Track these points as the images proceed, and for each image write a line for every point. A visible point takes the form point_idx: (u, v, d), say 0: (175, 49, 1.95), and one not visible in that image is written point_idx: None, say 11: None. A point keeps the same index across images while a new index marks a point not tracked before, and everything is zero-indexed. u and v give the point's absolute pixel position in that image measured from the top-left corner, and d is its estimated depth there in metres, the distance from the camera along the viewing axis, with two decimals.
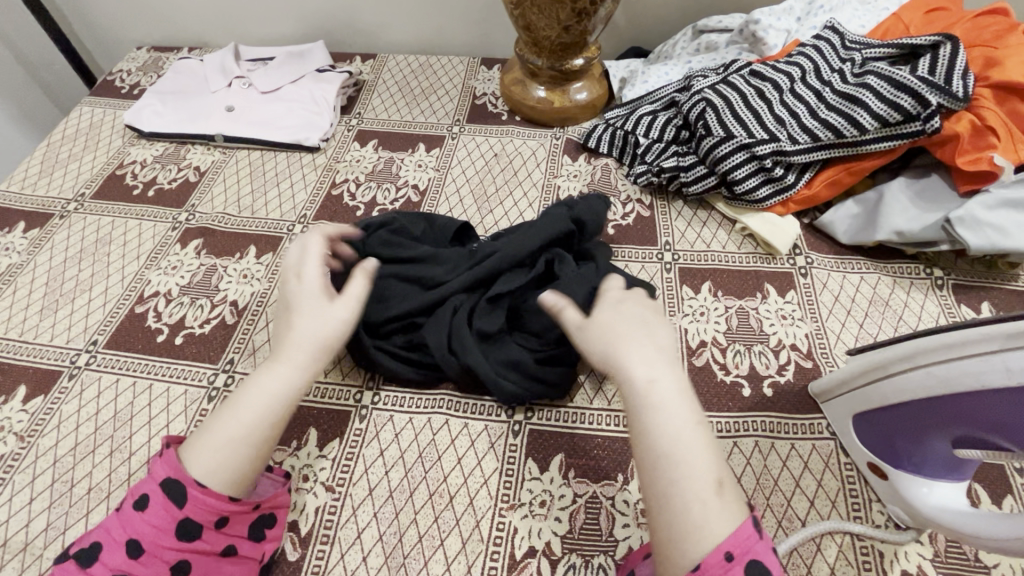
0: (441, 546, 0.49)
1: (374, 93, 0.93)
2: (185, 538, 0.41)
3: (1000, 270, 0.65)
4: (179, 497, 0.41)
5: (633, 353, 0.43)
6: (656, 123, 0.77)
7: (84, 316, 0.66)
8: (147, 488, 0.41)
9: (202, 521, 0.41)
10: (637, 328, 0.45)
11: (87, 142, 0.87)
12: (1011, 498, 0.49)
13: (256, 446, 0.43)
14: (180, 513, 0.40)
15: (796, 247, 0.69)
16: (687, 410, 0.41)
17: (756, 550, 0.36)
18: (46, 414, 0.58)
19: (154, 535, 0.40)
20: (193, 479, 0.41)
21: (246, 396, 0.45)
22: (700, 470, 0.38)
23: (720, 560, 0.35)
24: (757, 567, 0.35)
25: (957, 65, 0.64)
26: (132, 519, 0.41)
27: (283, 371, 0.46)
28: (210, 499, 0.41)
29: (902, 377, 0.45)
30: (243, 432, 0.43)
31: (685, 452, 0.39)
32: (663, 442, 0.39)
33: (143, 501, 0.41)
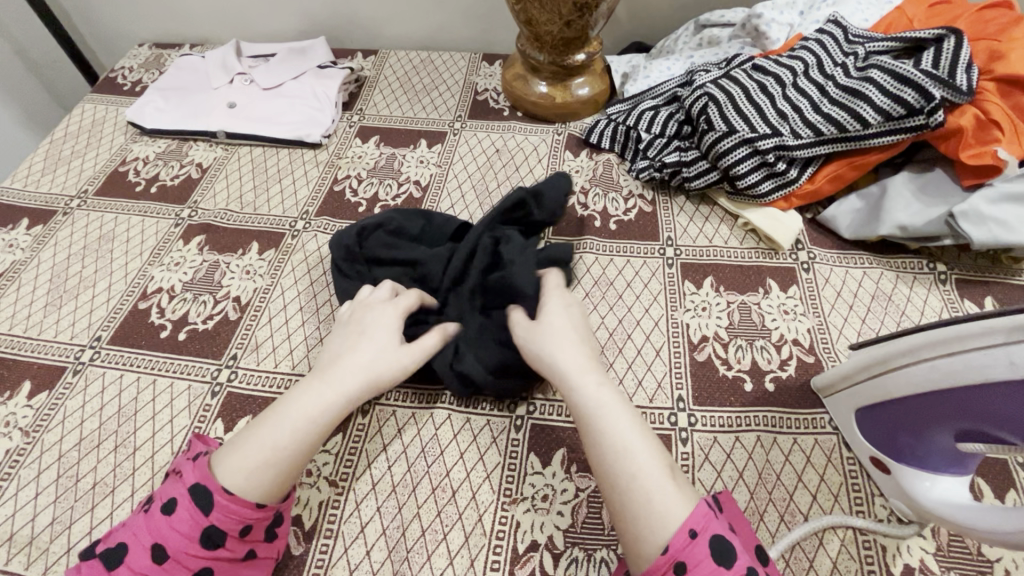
0: (444, 540, 0.49)
1: (375, 90, 0.93)
2: (210, 545, 0.41)
3: (1003, 264, 0.65)
4: (205, 504, 0.42)
5: (568, 369, 0.48)
6: (657, 118, 0.76)
7: (88, 312, 0.66)
8: (176, 492, 0.43)
9: (227, 529, 0.42)
10: (563, 342, 0.50)
11: (90, 138, 0.87)
12: (1014, 492, 0.49)
13: (282, 467, 0.44)
14: (206, 520, 0.41)
15: (799, 242, 0.69)
16: (630, 413, 0.46)
17: (716, 525, 0.39)
18: (51, 410, 0.58)
19: (179, 542, 0.41)
20: (221, 487, 0.42)
21: (282, 412, 0.46)
22: (653, 463, 0.43)
23: (685, 539, 0.38)
24: (721, 542, 0.38)
25: (960, 59, 0.64)
26: (158, 523, 0.42)
27: (326, 395, 0.47)
28: (237, 507, 0.42)
29: (904, 371, 0.45)
30: (272, 449, 0.44)
31: (637, 449, 0.43)
32: (618, 444, 0.43)
33: (170, 505, 0.42)
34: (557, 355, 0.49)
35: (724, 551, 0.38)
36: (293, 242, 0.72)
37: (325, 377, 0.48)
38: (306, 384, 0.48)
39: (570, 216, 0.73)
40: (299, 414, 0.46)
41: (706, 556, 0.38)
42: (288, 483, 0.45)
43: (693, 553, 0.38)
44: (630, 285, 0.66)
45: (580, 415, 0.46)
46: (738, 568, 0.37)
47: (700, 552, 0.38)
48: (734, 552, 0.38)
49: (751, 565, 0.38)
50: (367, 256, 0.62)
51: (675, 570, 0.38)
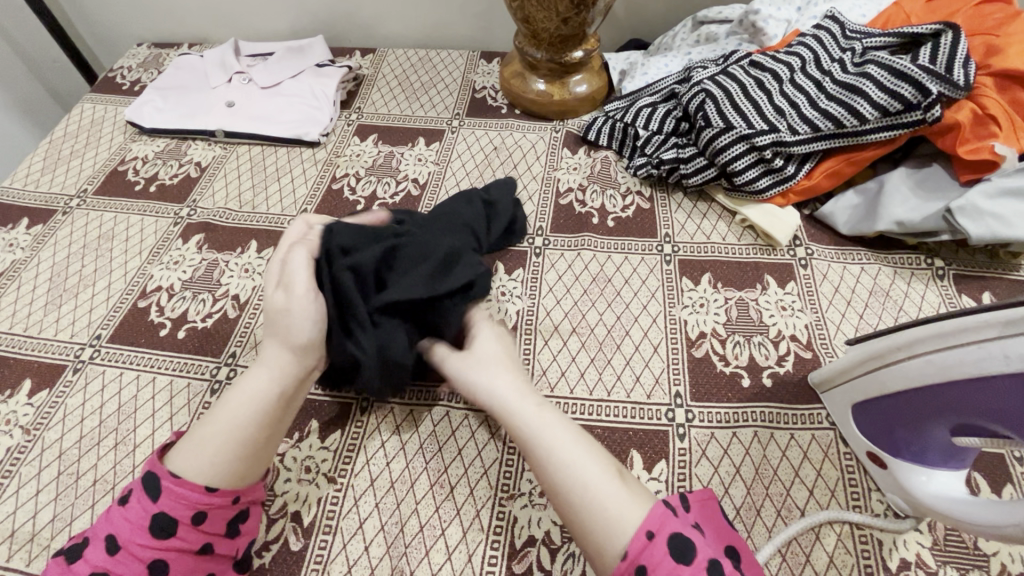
0: (442, 535, 0.49)
1: (374, 88, 0.93)
2: (159, 534, 0.42)
3: (1002, 260, 0.65)
4: (155, 490, 0.43)
5: (501, 402, 0.49)
6: (655, 115, 0.76)
7: (88, 311, 0.66)
8: (131, 486, 0.44)
9: (178, 516, 0.42)
10: (490, 378, 0.50)
11: (89, 138, 0.88)
12: (1010, 486, 0.50)
13: (225, 443, 0.45)
14: (155, 506, 0.42)
15: (796, 238, 0.69)
16: (565, 423, 0.47)
17: (674, 524, 0.40)
18: (52, 408, 0.59)
19: (130, 531, 0.42)
20: (166, 471, 0.43)
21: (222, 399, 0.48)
22: (596, 467, 0.44)
23: (643, 541, 0.39)
24: (679, 539, 0.39)
25: (958, 54, 0.64)
26: (114, 516, 0.43)
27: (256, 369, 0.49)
28: (182, 490, 0.43)
29: (901, 366, 0.45)
30: (214, 431, 0.46)
31: (579, 458, 0.44)
32: (561, 461, 0.44)
33: (126, 497, 0.43)
34: (492, 388, 0.50)
35: (683, 548, 0.39)
36: None
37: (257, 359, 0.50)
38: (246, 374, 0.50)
39: (568, 213, 0.73)
40: (235, 393, 0.48)
41: (667, 555, 0.38)
42: (247, 469, 0.46)
43: (652, 553, 0.39)
44: (628, 281, 0.66)
45: (521, 442, 0.47)
46: (698, 561, 0.38)
47: (660, 552, 0.39)
48: (694, 547, 0.39)
49: (713, 557, 0.39)
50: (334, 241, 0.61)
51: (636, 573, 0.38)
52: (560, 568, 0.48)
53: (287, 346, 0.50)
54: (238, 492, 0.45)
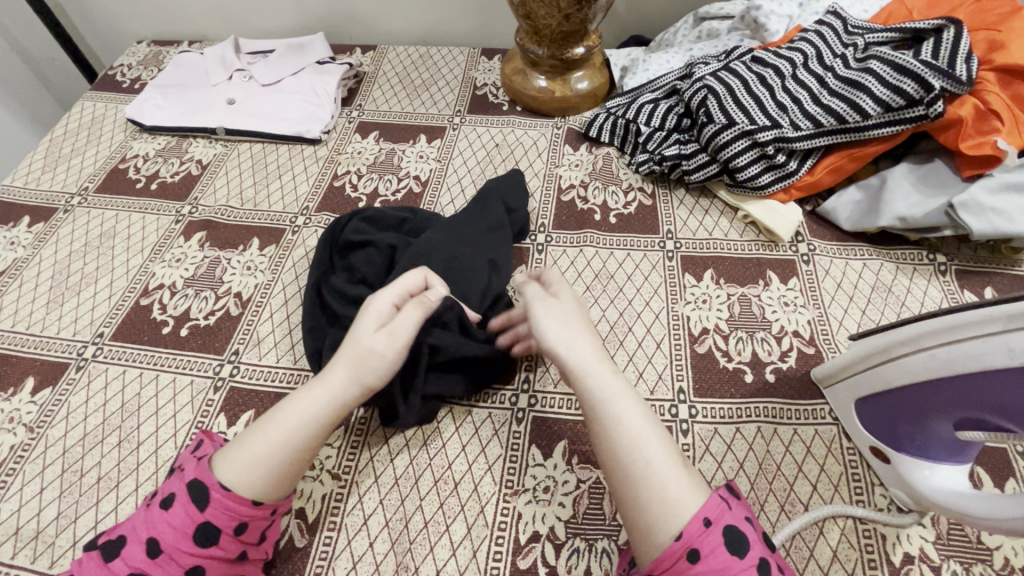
0: (446, 531, 0.50)
1: (374, 85, 0.93)
2: (202, 542, 0.41)
3: (1003, 255, 0.65)
4: (201, 499, 0.41)
5: (577, 360, 0.45)
6: (656, 112, 0.76)
7: (90, 308, 0.66)
8: (175, 487, 0.42)
9: (221, 526, 0.41)
10: (569, 332, 0.47)
11: (89, 136, 0.87)
12: (1013, 480, 0.50)
13: (276, 463, 0.43)
14: (201, 515, 0.41)
15: (798, 234, 0.69)
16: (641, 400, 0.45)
17: (729, 516, 0.39)
18: (55, 406, 0.59)
19: (173, 537, 0.40)
20: (217, 482, 0.42)
21: (278, 410, 0.45)
22: (665, 450, 0.42)
23: (700, 526, 0.38)
24: (734, 532, 0.38)
25: (960, 49, 0.64)
26: (155, 518, 0.41)
27: (318, 389, 0.45)
28: (232, 502, 0.41)
29: (904, 360, 0.45)
30: (266, 445, 0.43)
31: (650, 439, 0.42)
32: (632, 434, 0.42)
33: (169, 500, 0.42)
34: (573, 345, 0.46)
35: (738, 539, 0.38)
36: (294, 238, 0.72)
37: (321, 376, 0.46)
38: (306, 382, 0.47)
39: (570, 210, 0.73)
40: (292, 411, 0.44)
41: (720, 544, 0.37)
42: (284, 486, 0.44)
43: (707, 540, 0.37)
44: (630, 278, 0.66)
45: (591, 406, 0.44)
46: (750, 557, 0.37)
47: (715, 539, 0.37)
48: (748, 542, 0.38)
49: (763, 555, 0.38)
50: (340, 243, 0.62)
51: (687, 557, 0.37)
52: (565, 563, 0.48)
53: (354, 366, 0.45)
54: (280, 505, 0.44)
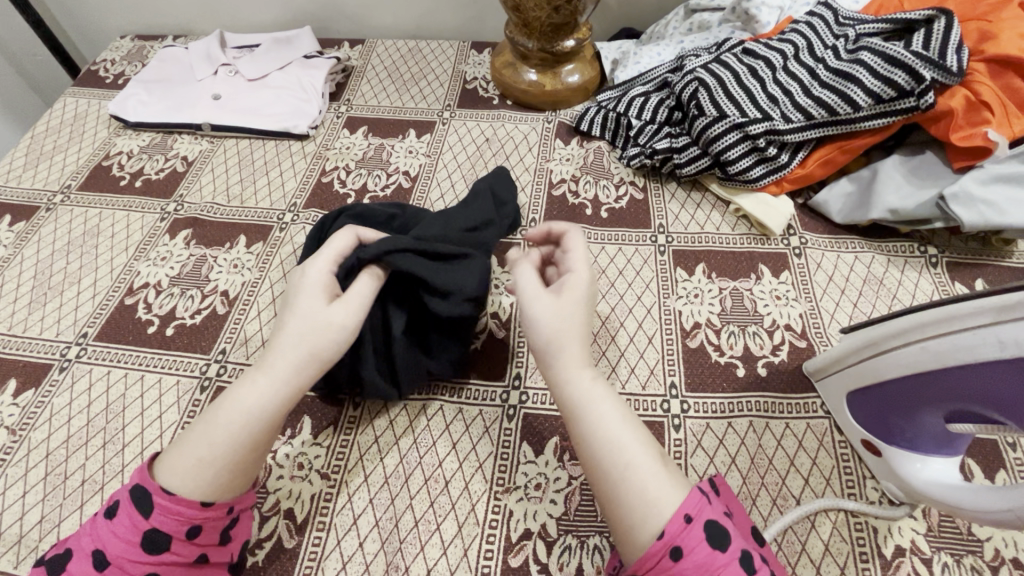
0: (437, 530, 0.49)
1: (363, 79, 0.92)
2: (150, 549, 0.39)
3: (993, 247, 0.65)
4: (144, 506, 0.40)
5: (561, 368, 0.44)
6: (647, 105, 0.76)
7: (73, 309, 0.65)
8: (119, 495, 0.41)
9: (170, 532, 0.40)
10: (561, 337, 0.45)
11: (72, 133, 0.86)
12: (1003, 472, 0.50)
13: (223, 463, 0.41)
14: (146, 523, 0.39)
15: (791, 227, 0.69)
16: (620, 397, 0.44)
17: (710, 510, 0.38)
18: (37, 408, 0.58)
19: (120, 547, 0.39)
20: (158, 486, 0.40)
21: (219, 407, 0.43)
22: (645, 447, 0.41)
23: (681, 523, 0.37)
24: (716, 526, 0.37)
25: (951, 40, 0.64)
26: (101, 529, 0.40)
27: (263, 382, 0.43)
28: (177, 506, 0.40)
29: (895, 353, 0.45)
30: (210, 448, 0.41)
31: (631, 436, 0.42)
32: (613, 431, 0.42)
33: (113, 509, 0.41)
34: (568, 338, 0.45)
35: (719, 534, 0.37)
36: (281, 235, 0.71)
37: (262, 364, 0.44)
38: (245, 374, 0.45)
39: (561, 205, 0.73)
40: (238, 408, 0.42)
41: (703, 541, 0.36)
42: (238, 483, 0.42)
43: (688, 537, 0.36)
44: (622, 273, 0.66)
45: (572, 412, 0.43)
46: (732, 551, 0.36)
47: (696, 536, 0.36)
48: (729, 535, 0.37)
49: (745, 548, 0.37)
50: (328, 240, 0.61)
51: (670, 556, 0.36)
52: (556, 561, 0.47)
53: (293, 347, 0.44)
54: (236, 502, 0.43)
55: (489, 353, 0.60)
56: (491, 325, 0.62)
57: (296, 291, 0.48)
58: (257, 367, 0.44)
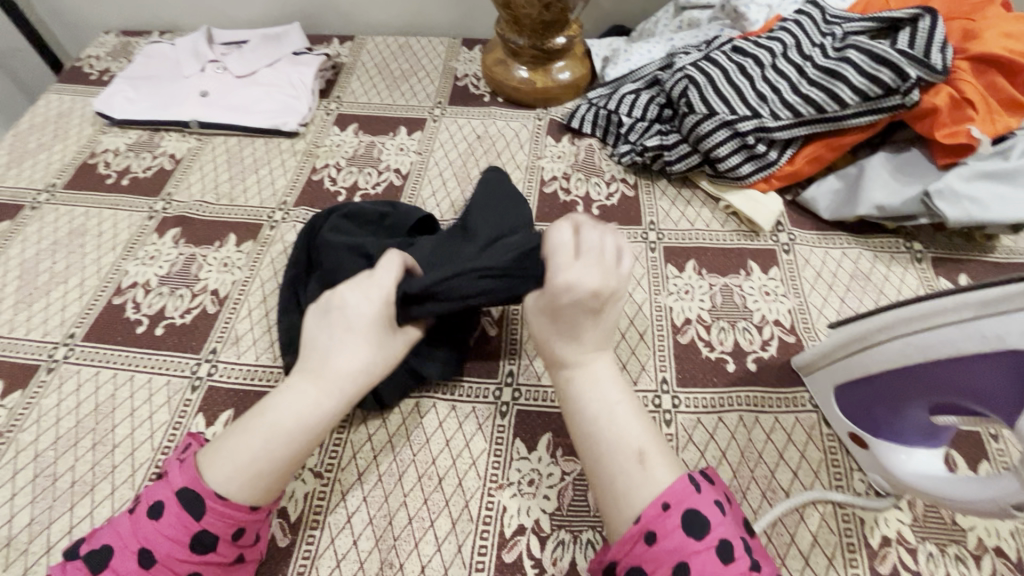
0: (431, 527, 0.49)
1: (353, 76, 0.91)
2: (199, 549, 0.40)
3: (976, 242, 0.66)
4: (195, 508, 0.40)
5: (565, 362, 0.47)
6: (638, 102, 0.76)
7: (60, 309, 0.64)
8: (161, 495, 0.41)
9: (219, 533, 0.41)
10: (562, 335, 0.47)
11: (56, 130, 0.84)
12: (985, 463, 0.51)
13: (278, 473, 0.42)
14: (197, 524, 0.40)
15: (779, 223, 0.69)
16: (610, 390, 0.45)
17: (694, 499, 0.39)
18: (25, 409, 0.57)
19: (168, 545, 0.39)
20: (211, 490, 0.40)
21: (270, 414, 0.43)
22: (623, 446, 0.42)
23: (658, 510, 0.39)
24: (695, 515, 0.38)
25: (935, 39, 0.65)
26: (145, 526, 0.40)
27: (326, 403, 0.45)
28: (230, 510, 0.41)
29: (879, 348, 0.45)
30: (268, 457, 0.42)
31: (609, 436, 0.43)
32: (587, 430, 0.44)
33: (158, 507, 0.40)
34: (555, 344, 0.48)
35: (697, 523, 0.38)
36: (272, 233, 0.71)
37: (315, 378, 0.45)
38: (295, 382, 0.45)
39: (552, 202, 0.73)
40: (294, 421, 0.43)
41: (678, 528, 0.38)
42: (279, 490, 0.43)
43: (664, 522, 0.38)
44: None
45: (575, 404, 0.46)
46: (709, 539, 0.38)
47: (672, 524, 0.38)
48: (709, 525, 0.38)
49: (727, 537, 0.38)
50: (317, 239, 0.61)
51: (645, 539, 0.38)
52: (550, 555, 0.48)
53: (348, 373, 0.46)
54: (274, 507, 0.44)
55: (482, 349, 0.60)
56: (483, 322, 0.62)
57: (352, 306, 0.47)
58: (312, 384, 0.45)
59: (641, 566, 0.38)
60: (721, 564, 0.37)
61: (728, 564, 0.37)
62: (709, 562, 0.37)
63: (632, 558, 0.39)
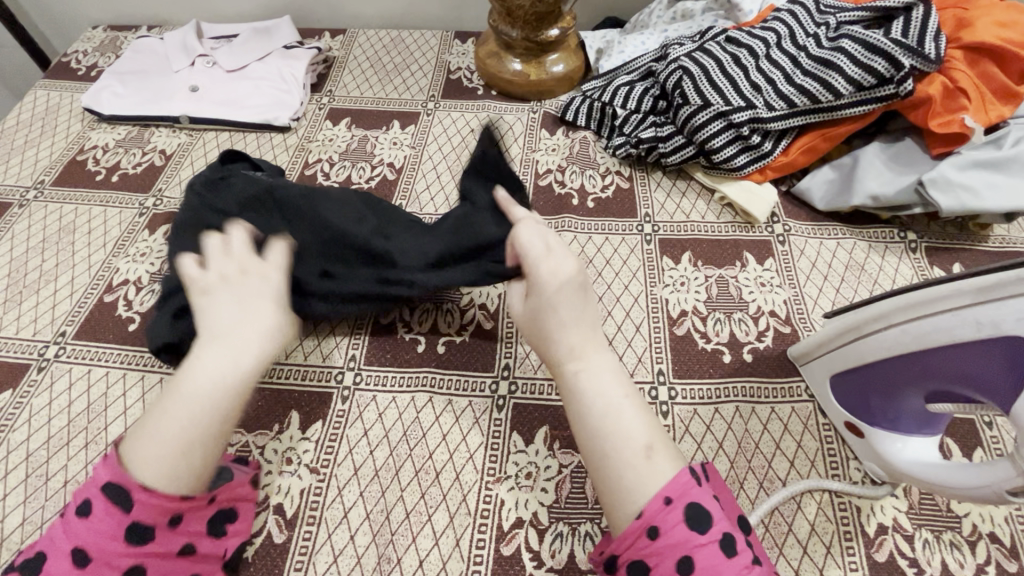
0: (428, 521, 0.49)
1: (345, 70, 0.91)
2: (135, 540, 0.37)
3: (971, 231, 0.66)
4: (124, 500, 0.37)
5: (562, 345, 0.45)
6: (632, 94, 0.75)
7: (51, 307, 0.64)
8: (89, 492, 0.37)
9: (153, 523, 0.38)
10: (556, 311, 0.46)
11: (44, 127, 0.83)
12: (980, 450, 0.51)
13: (205, 456, 0.39)
14: (129, 516, 0.37)
15: (774, 215, 0.69)
16: (610, 380, 0.43)
17: (695, 493, 0.37)
18: (16, 408, 0.56)
19: (103, 542, 0.36)
20: (137, 482, 0.37)
21: (184, 393, 0.40)
22: (629, 438, 0.40)
23: (659, 505, 0.37)
24: (697, 508, 0.37)
25: (929, 28, 0.65)
26: (76, 527, 0.37)
27: (242, 363, 0.41)
28: (161, 500, 0.38)
29: (878, 337, 0.45)
30: (189, 432, 0.39)
31: (613, 428, 0.41)
32: (595, 422, 0.41)
33: (85, 506, 0.37)
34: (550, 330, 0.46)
35: (700, 516, 0.37)
36: None
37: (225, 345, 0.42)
38: (201, 351, 0.42)
39: (548, 195, 0.72)
40: (210, 389, 0.40)
41: (680, 523, 0.36)
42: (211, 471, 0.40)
43: (667, 517, 0.36)
44: (609, 262, 0.66)
45: (570, 392, 0.43)
46: (713, 532, 0.36)
47: (674, 518, 0.36)
48: (711, 518, 0.37)
49: (729, 530, 0.37)
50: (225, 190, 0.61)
51: (647, 534, 0.37)
52: (548, 548, 0.48)
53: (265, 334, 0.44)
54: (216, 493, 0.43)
55: (478, 342, 0.60)
56: (478, 316, 0.62)
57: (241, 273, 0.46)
58: (222, 348, 0.41)
59: (642, 560, 0.37)
60: (724, 558, 0.35)
61: (729, 557, 0.35)
62: (710, 557, 0.35)
63: (633, 552, 0.37)
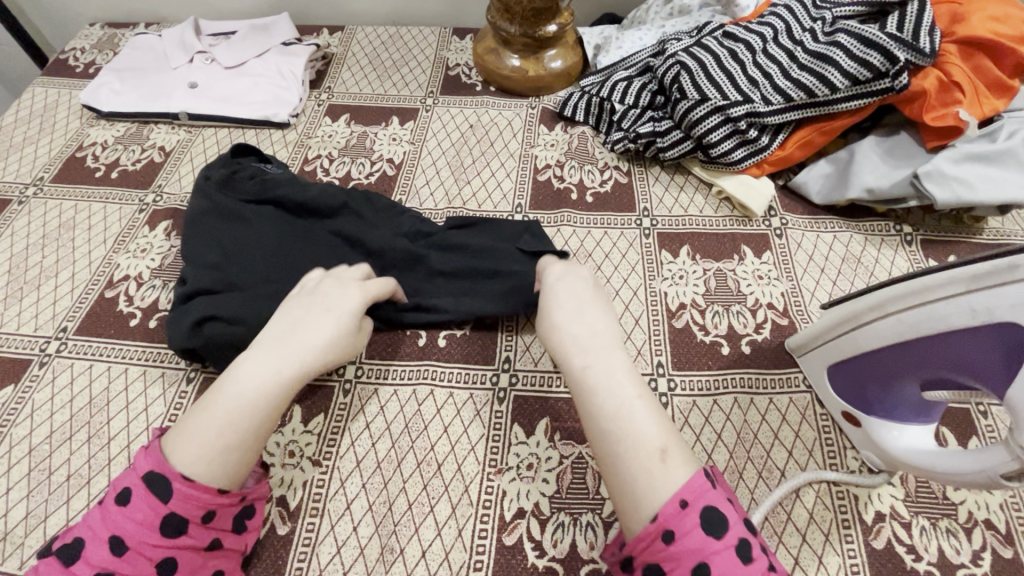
0: (431, 512, 0.50)
1: (343, 67, 0.91)
2: (169, 533, 0.39)
3: (965, 224, 0.67)
4: (163, 490, 0.39)
5: (583, 351, 0.46)
6: (630, 89, 0.76)
7: (51, 303, 0.64)
8: (129, 482, 0.40)
9: (188, 515, 0.39)
10: (581, 326, 0.48)
11: (42, 124, 0.83)
12: (975, 438, 0.52)
13: (245, 450, 0.42)
14: (166, 507, 0.39)
15: (771, 209, 0.70)
16: (625, 383, 0.44)
17: (711, 496, 0.38)
18: (18, 404, 0.57)
19: (139, 532, 0.38)
20: (177, 471, 0.40)
21: (227, 390, 0.43)
22: (643, 440, 0.41)
23: (675, 509, 0.37)
24: (714, 512, 0.37)
25: (924, 23, 0.65)
26: (114, 515, 0.39)
27: (284, 370, 0.45)
28: (198, 492, 0.40)
29: (873, 326, 0.46)
30: (233, 430, 0.42)
31: (629, 431, 0.41)
32: (610, 426, 0.42)
33: (124, 495, 0.39)
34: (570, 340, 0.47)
35: (717, 521, 0.37)
36: None
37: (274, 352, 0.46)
38: (253, 354, 0.45)
39: (547, 190, 0.73)
40: (253, 390, 0.43)
41: (697, 527, 0.37)
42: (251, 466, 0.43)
43: (683, 522, 0.37)
44: (608, 256, 0.66)
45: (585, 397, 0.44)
46: (729, 537, 0.36)
47: (691, 522, 0.37)
48: (727, 524, 0.37)
49: (744, 535, 0.37)
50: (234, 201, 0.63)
51: (662, 538, 0.37)
52: (550, 537, 0.48)
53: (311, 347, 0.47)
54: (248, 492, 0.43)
55: (478, 335, 0.60)
56: None
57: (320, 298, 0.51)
58: (272, 355, 0.45)
59: (657, 563, 0.37)
60: (739, 564, 0.36)
61: (746, 564, 0.36)
62: (728, 562, 0.35)
63: (649, 555, 0.37)
